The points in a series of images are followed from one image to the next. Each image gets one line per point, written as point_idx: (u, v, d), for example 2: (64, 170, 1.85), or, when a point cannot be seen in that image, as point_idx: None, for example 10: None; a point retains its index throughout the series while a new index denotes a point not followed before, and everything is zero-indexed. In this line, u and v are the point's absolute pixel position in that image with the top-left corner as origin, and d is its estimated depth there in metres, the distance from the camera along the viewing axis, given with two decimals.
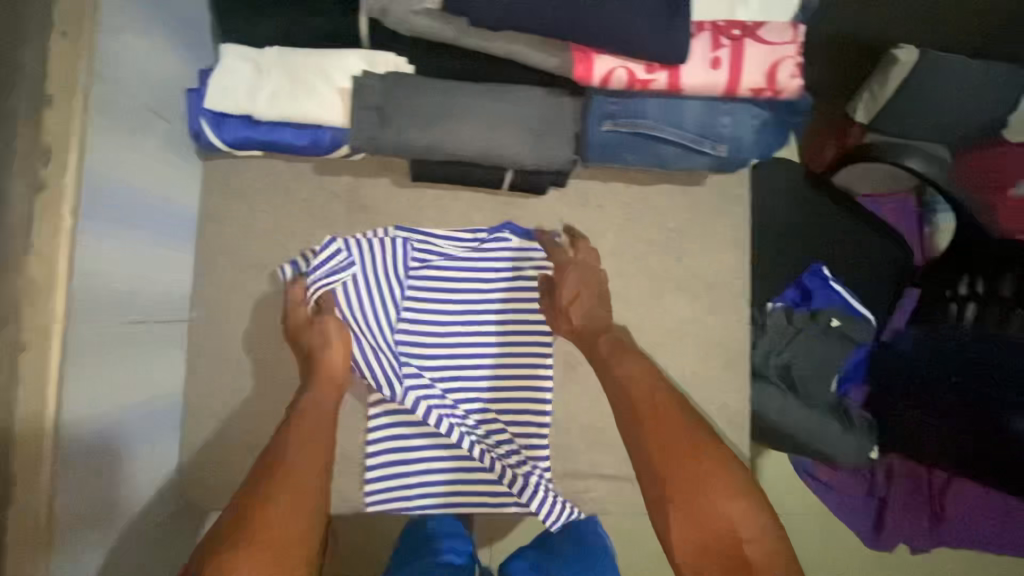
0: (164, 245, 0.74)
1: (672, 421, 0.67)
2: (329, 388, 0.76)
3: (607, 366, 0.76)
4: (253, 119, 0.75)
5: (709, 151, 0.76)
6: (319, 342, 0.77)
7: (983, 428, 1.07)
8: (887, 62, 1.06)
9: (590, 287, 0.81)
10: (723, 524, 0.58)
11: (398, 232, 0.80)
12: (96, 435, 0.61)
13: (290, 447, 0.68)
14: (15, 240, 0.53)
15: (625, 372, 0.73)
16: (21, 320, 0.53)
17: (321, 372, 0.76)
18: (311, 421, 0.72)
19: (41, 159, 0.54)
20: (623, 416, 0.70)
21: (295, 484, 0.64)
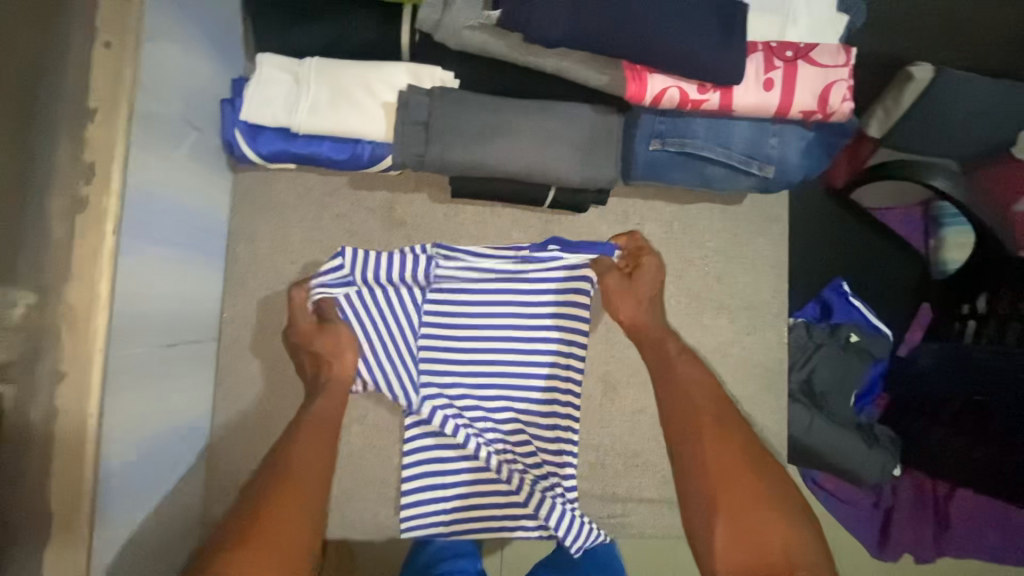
0: (195, 262, 0.70)
1: (723, 431, 0.65)
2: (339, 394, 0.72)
3: (670, 364, 0.72)
4: (291, 132, 0.72)
5: (756, 172, 0.75)
6: (329, 349, 0.73)
7: (988, 435, 1.08)
8: (900, 79, 1.02)
9: (649, 293, 0.76)
10: (774, 544, 0.56)
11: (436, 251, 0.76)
12: (130, 466, 0.58)
13: (295, 454, 0.65)
14: (56, 263, 0.50)
15: (686, 376, 0.70)
16: (61, 348, 0.49)
17: (331, 380, 0.73)
18: (320, 429, 0.69)
19: (83, 177, 0.51)
20: (680, 444, 0.66)
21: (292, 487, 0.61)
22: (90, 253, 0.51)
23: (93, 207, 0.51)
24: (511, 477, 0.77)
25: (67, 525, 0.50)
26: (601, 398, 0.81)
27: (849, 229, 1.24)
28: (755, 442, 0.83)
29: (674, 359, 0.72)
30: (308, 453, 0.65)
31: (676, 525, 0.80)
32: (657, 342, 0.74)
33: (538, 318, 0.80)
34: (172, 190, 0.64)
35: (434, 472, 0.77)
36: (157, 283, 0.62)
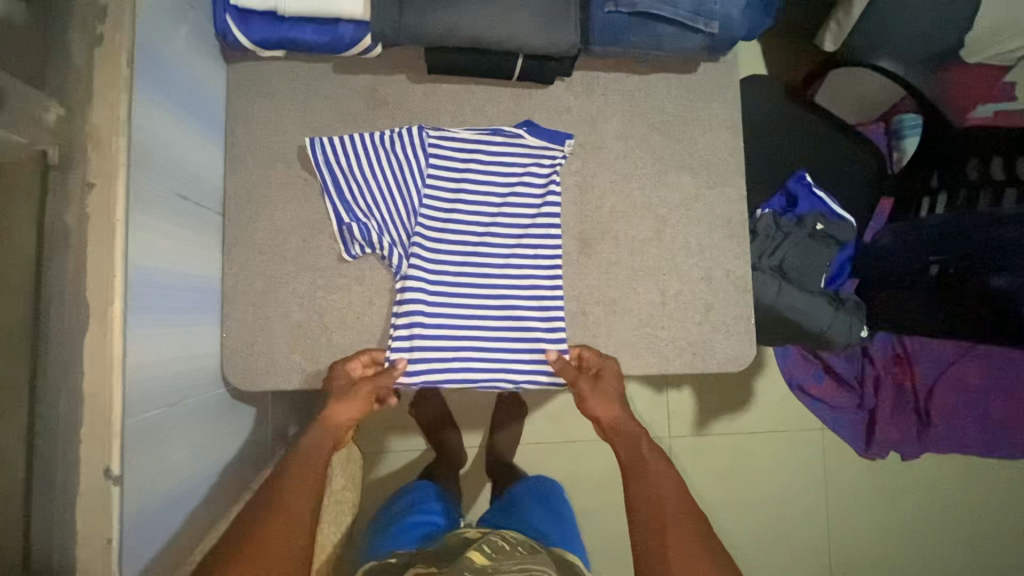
0: (201, 135, 0.77)
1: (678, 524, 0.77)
2: (335, 432, 0.81)
3: (639, 466, 0.83)
4: (277, 16, 0.79)
5: (702, 29, 0.82)
6: (341, 390, 0.81)
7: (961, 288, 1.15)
8: None
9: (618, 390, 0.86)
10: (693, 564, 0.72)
11: (416, 127, 0.85)
12: (154, 293, 0.64)
13: (281, 485, 0.74)
14: (80, 88, 0.57)
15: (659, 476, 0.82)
16: (89, 161, 0.56)
17: (327, 419, 0.81)
18: (304, 462, 0.77)
19: (99, 17, 0.58)
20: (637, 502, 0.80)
21: (285, 510, 0.71)
22: (109, 80, 0.57)
23: (108, 43, 0.58)
24: (497, 332, 0.85)
25: (102, 324, 0.56)
26: (579, 253, 0.89)
27: (806, 124, 1.32)
28: (722, 286, 0.90)
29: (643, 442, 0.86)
30: (300, 500, 0.73)
31: (653, 363, 0.88)
32: (633, 439, 0.86)
33: (512, 195, 0.88)
34: (177, 61, 0.72)
35: (427, 327, 0.83)
36: (165, 136, 0.68)
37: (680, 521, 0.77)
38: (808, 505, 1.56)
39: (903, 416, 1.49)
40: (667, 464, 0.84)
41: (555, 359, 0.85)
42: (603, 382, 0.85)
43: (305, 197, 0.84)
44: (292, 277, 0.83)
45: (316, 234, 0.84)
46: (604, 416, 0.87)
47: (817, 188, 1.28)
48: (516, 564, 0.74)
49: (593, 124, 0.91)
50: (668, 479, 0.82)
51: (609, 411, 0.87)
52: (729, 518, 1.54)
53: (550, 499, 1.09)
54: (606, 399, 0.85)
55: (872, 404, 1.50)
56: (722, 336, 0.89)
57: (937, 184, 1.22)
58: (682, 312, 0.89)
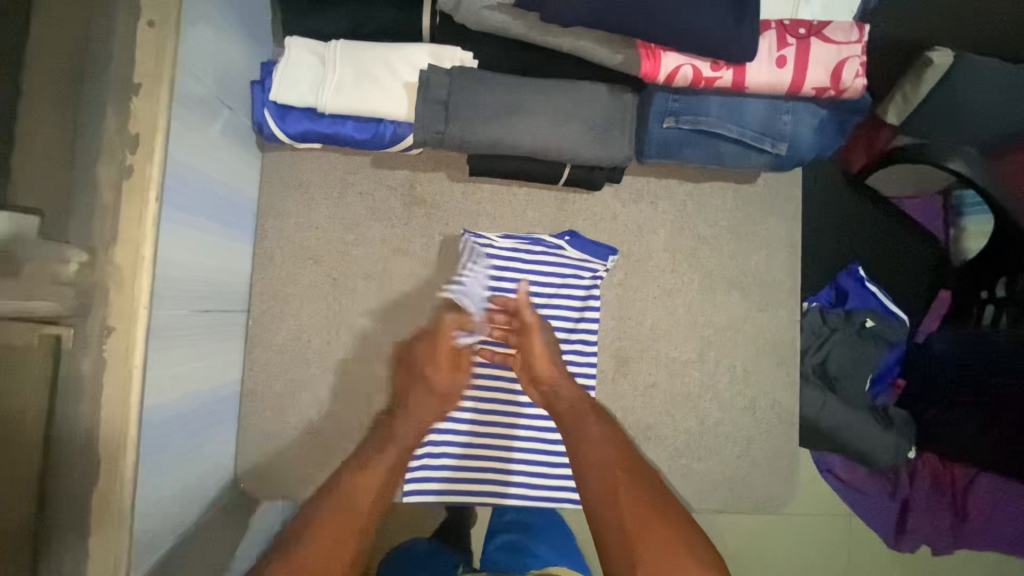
0: (228, 235, 0.74)
1: (639, 487, 0.65)
2: (436, 404, 0.77)
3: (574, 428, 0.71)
4: (316, 112, 0.75)
5: (768, 150, 0.76)
6: (438, 357, 0.78)
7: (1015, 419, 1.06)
8: (919, 66, 1.03)
9: (552, 349, 0.78)
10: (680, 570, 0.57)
11: (468, 236, 0.82)
12: (166, 426, 0.61)
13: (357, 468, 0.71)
14: (106, 227, 0.53)
15: (596, 436, 0.70)
16: (109, 305, 0.53)
17: (439, 389, 0.77)
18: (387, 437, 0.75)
19: (129, 146, 0.54)
20: (592, 483, 0.66)
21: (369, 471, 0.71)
22: (135, 217, 0.54)
23: (137, 175, 0.55)
24: (519, 449, 0.81)
25: (110, 480, 0.53)
26: (614, 372, 0.83)
27: (863, 212, 1.24)
28: (765, 418, 0.84)
29: (559, 402, 0.74)
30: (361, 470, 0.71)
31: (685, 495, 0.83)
32: (574, 399, 0.74)
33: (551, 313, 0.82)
34: (210, 166, 0.69)
35: (451, 443, 0.80)
36: (191, 253, 0.65)
37: (635, 494, 0.64)
38: None
39: (935, 510, 1.22)
40: (611, 431, 0.71)
41: (483, 321, 0.80)
42: (531, 342, 0.77)
43: (332, 299, 0.81)
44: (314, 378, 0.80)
45: (340, 336, 0.81)
46: (540, 382, 0.75)
47: (870, 282, 1.19)
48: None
49: (640, 234, 0.85)
50: (609, 443, 0.69)
51: (546, 373, 0.75)
52: None
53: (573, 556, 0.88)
54: (546, 361, 0.76)
55: (907, 493, 1.23)
56: (760, 473, 0.83)
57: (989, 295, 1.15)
58: (720, 445, 0.83)
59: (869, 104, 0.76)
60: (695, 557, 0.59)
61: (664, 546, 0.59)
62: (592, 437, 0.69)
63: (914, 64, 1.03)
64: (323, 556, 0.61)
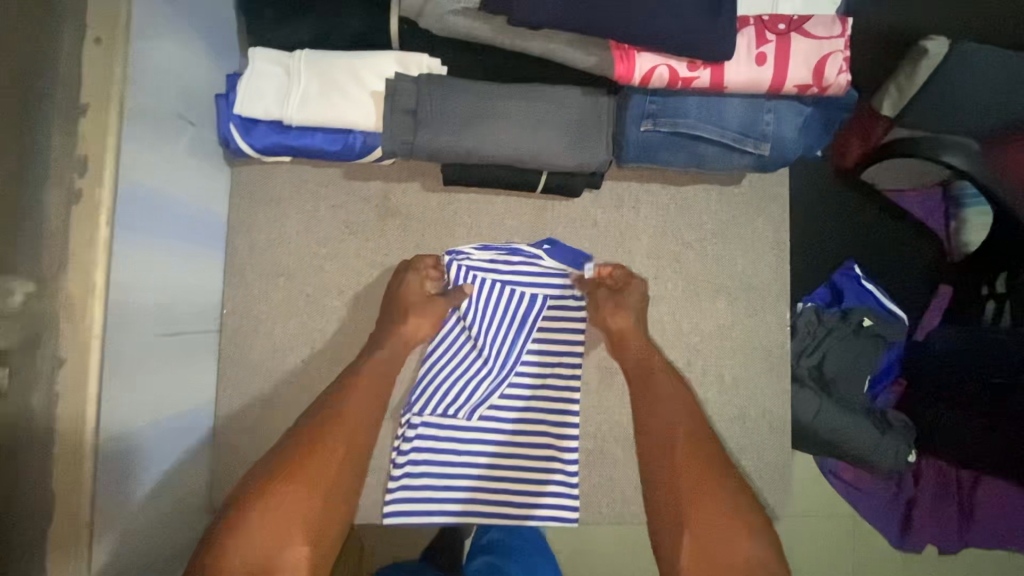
0: (195, 254, 0.72)
1: (699, 451, 0.65)
2: (398, 345, 0.75)
3: (647, 379, 0.73)
4: (283, 125, 0.73)
5: (751, 151, 0.73)
6: (415, 300, 0.76)
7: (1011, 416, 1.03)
8: (916, 55, 0.99)
9: (639, 309, 0.77)
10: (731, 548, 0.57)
11: (453, 255, 0.79)
12: (130, 454, 0.60)
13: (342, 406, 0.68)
14: (54, 254, 0.51)
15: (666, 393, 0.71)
16: (61, 335, 0.51)
17: (408, 334, 0.75)
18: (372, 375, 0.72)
19: (78, 170, 0.52)
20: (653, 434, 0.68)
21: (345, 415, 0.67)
22: (86, 242, 0.52)
23: (88, 199, 0.53)
24: (505, 467, 0.78)
25: (67, 511, 0.51)
26: (599, 383, 0.81)
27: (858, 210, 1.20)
28: (757, 428, 0.81)
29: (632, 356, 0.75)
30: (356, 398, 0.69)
31: None
32: (645, 358, 0.75)
33: (578, 277, 0.81)
34: (174, 183, 0.67)
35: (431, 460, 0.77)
36: (154, 275, 0.63)
37: (696, 454, 0.65)
38: None
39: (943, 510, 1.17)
40: (675, 394, 0.71)
41: (577, 279, 0.80)
42: (624, 296, 0.77)
43: (306, 315, 0.79)
44: (289, 396, 0.78)
45: (314, 354, 0.79)
46: (619, 331, 0.76)
47: (867, 281, 1.16)
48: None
49: (622, 240, 0.82)
50: (675, 403, 0.70)
51: (627, 329, 0.76)
52: None
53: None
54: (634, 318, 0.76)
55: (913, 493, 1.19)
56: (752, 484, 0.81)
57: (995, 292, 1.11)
58: None
59: (854, 99, 0.73)
60: (744, 531, 0.58)
61: (714, 517, 0.59)
62: (665, 396, 0.71)
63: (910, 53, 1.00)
64: (293, 505, 0.57)
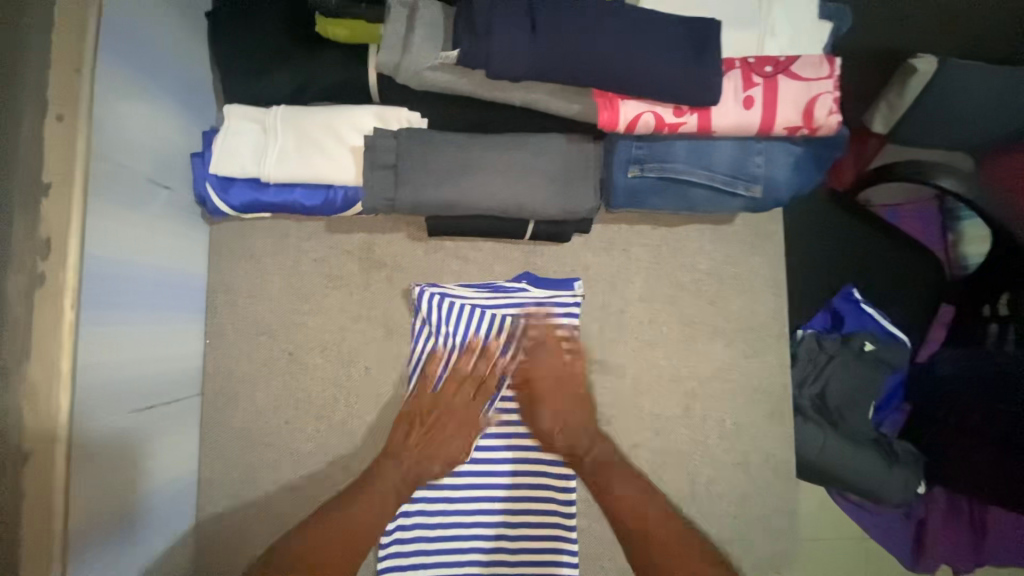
0: (174, 318, 0.70)
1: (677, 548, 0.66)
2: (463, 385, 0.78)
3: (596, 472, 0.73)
4: (261, 181, 0.71)
5: (742, 193, 0.71)
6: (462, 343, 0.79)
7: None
8: (903, 72, 0.96)
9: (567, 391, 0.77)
10: None
11: (428, 286, 0.77)
12: (108, 536, 0.57)
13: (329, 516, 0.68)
14: (17, 342, 0.49)
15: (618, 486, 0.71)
16: (26, 426, 0.49)
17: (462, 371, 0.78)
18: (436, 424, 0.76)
19: (40, 252, 0.50)
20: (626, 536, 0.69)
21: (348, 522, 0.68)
22: (50, 328, 0.50)
23: (50, 283, 0.50)
24: (503, 515, 0.77)
25: None
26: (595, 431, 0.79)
27: (854, 228, 1.19)
28: (761, 474, 0.79)
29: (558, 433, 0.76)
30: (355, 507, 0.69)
31: None
32: (581, 450, 0.75)
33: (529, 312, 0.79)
34: (148, 251, 0.65)
35: (423, 512, 0.76)
36: (127, 348, 0.61)
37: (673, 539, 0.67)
38: None
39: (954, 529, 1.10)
40: (630, 475, 0.72)
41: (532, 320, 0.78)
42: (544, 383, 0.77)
43: (290, 374, 0.76)
44: (275, 458, 0.75)
45: (300, 414, 0.76)
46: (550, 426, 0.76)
47: (867, 305, 1.13)
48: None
49: (613, 284, 0.80)
50: (628, 496, 0.70)
51: (551, 424, 0.76)
52: None
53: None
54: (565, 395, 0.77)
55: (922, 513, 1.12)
56: (759, 531, 0.78)
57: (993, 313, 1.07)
58: (714, 503, 0.78)
59: (846, 137, 0.71)
60: None
61: None
62: (619, 489, 0.71)
63: (899, 70, 0.97)
64: None
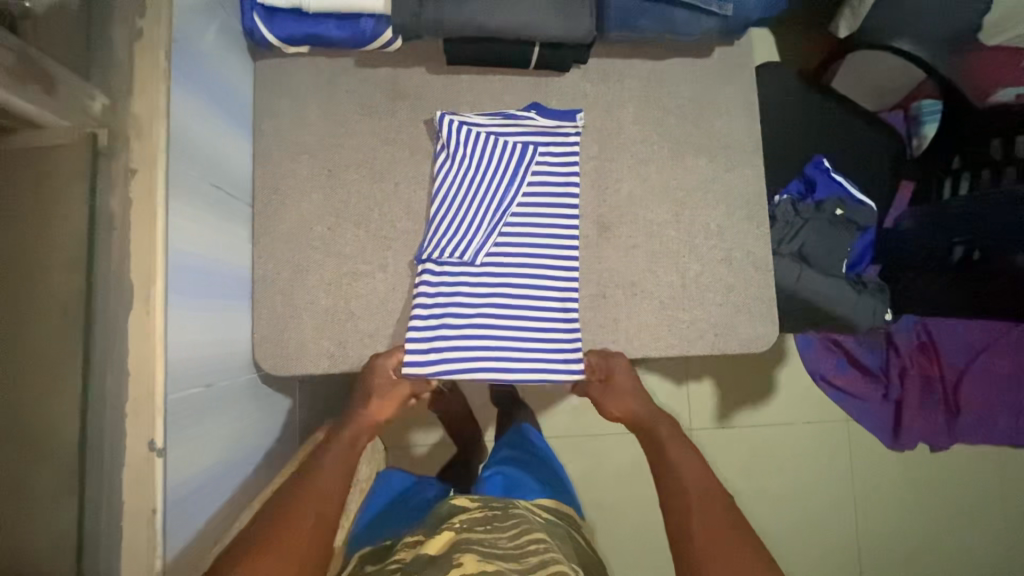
0: (229, 126, 0.80)
1: (712, 512, 0.74)
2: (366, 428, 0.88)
3: (662, 449, 0.85)
4: (300, 12, 0.81)
5: (716, 11, 0.84)
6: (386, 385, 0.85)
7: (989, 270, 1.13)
8: None
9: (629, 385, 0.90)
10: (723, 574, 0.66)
11: (447, 114, 0.86)
12: (191, 276, 0.67)
13: (315, 487, 0.76)
14: (122, 79, 0.59)
15: (683, 460, 0.82)
16: (131, 147, 0.59)
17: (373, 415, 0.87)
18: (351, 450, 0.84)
19: (137, 12, 0.61)
20: (668, 503, 0.78)
21: (317, 487, 0.76)
22: (147, 71, 0.60)
23: (147, 37, 0.61)
24: (517, 313, 0.86)
25: (145, 304, 0.58)
26: (597, 237, 0.90)
27: (824, 107, 1.30)
28: (744, 268, 0.91)
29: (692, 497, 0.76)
30: (329, 474, 0.79)
31: (674, 342, 0.89)
32: (654, 429, 0.89)
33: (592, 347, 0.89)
34: (210, 59, 0.76)
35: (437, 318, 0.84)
36: (198, 126, 0.71)
37: (715, 507, 0.75)
38: (844, 507, 1.46)
39: (928, 407, 1.43)
40: (694, 456, 0.84)
41: (590, 352, 0.88)
42: (610, 383, 0.89)
43: (330, 189, 0.87)
44: (320, 261, 0.86)
45: (339, 223, 0.87)
46: (619, 412, 0.92)
47: (835, 173, 1.24)
48: (512, 542, 0.81)
49: (609, 110, 0.92)
50: (694, 475, 0.80)
51: (631, 409, 0.91)
52: (763, 519, 1.45)
53: (558, 485, 1.11)
54: (625, 386, 0.90)
55: (899, 394, 1.43)
56: (743, 317, 0.90)
57: (959, 165, 1.21)
58: (702, 295, 0.90)
59: None
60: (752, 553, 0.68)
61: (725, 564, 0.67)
62: (674, 463, 0.82)
63: None
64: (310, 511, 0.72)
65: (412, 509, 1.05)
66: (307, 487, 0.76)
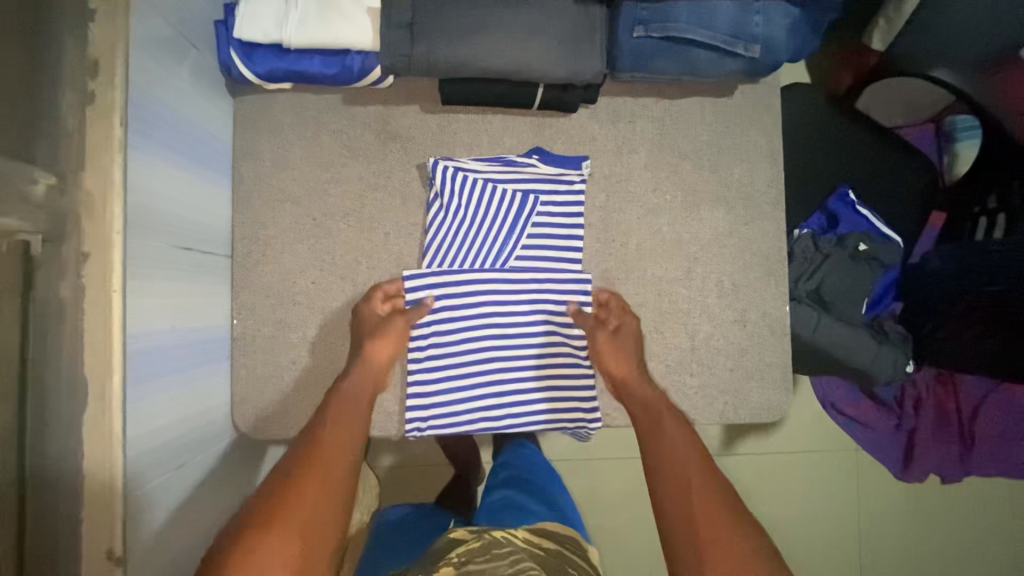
0: (203, 176, 0.74)
1: (711, 496, 0.63)
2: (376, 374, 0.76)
3: (654, 418, 0.73)
4: (282, 48, 0.74)
5: (742, 53, 0.75)
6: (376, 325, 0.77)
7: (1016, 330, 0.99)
8: None
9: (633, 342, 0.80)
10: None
11: (443, 160, 0.80)
12: (156, 355, 0.62)
13: (319, 451, 0.65)
14: (71, 153, 0.53)
15: (676, 428, 0.71)
16: (83, 230, 0.53)
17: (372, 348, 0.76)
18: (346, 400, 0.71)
19: (90, 73, 0.54)
20: (661, 479, 0.66)
21: (320, 454, 0.65)
22: (101, 142, 0.54)
23: (100, 102, 0.54)
24: (513, 373, 0.81)
25: (100, 401, 0.53)
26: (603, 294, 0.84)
27: None
28: (759, 330, 0.84)
29: (699, 509, 0.62)
30: (332, 440, 0.67)
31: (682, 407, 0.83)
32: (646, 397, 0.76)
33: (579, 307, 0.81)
34: (181, 105, 0.69)
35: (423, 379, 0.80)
36: (165, 186, 0.65)
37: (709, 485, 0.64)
38: None
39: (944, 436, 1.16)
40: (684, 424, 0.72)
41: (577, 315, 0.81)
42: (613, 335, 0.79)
43: (315, 238, 0.81)
44: (305, 315, 0.81)
45: (324, 275, 0.81)
46: (615, 370, 0.79)
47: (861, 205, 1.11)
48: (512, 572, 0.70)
49: (619, 154, 0.84)
50: (681, 443, 0.70)
51: (624, 367, 0.78)
52: None
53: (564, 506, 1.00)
54: (624, 341, 0.79)
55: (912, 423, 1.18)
56: (756, 383, 0.84)
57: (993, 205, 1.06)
58: (712, 359, 0.84)
59: None
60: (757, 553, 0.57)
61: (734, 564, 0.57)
62: (667, 433, 0.71)
63: None
64: (317, 486, 0.61)
65: (406, 537, 0.98)
66: (301, 454, 0.65)
